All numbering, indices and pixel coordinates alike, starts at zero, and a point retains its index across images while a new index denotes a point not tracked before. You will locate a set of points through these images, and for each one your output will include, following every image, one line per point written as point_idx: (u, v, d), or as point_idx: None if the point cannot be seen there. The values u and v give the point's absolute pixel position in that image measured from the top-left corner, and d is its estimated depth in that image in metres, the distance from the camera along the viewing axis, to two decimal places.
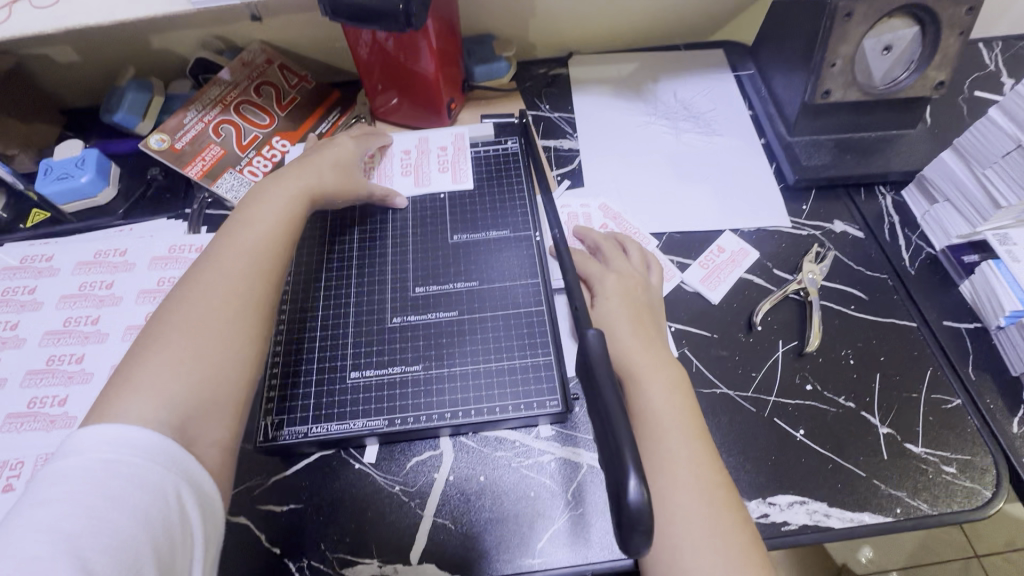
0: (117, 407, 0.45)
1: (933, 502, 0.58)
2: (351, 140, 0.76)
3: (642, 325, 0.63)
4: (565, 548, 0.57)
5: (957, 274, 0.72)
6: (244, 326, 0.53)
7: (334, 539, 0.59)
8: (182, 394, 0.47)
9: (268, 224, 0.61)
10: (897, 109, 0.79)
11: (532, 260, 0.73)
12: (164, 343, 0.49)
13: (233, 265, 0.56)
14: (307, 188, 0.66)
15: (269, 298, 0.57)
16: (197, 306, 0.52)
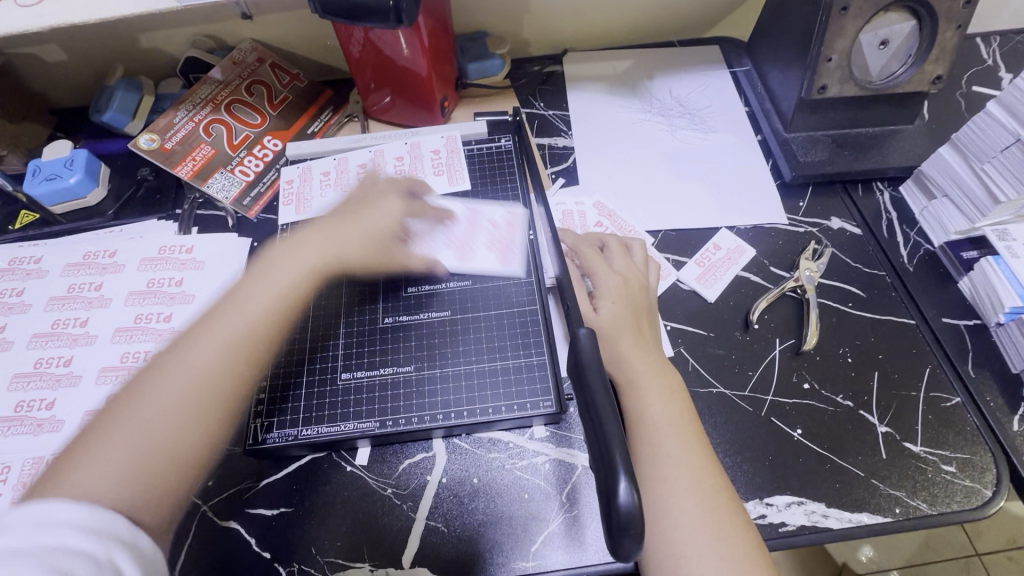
0: (71, 471, 0.45)
1: (933, 502, 0.58)
2: (393, 197, 0.69)
3: (639, 325, 0.62)
4: (559, 550, 0.57)
5: (956, 271, 0.71)
6: (215, 409, 0.51)
7: (325, 542, 0.58)
8: (130, 475, 0.45)
9: (265, 297, 0.57)
10: (894, 104, 0.78)
11: (526, 257, 0.72)
12: (129, 418, 0.48)
13: (224, 335, 0.54)
14: (326, 254, 0.63)
15: (243, 383, 0.53)
16: (175, 376, 0.51)
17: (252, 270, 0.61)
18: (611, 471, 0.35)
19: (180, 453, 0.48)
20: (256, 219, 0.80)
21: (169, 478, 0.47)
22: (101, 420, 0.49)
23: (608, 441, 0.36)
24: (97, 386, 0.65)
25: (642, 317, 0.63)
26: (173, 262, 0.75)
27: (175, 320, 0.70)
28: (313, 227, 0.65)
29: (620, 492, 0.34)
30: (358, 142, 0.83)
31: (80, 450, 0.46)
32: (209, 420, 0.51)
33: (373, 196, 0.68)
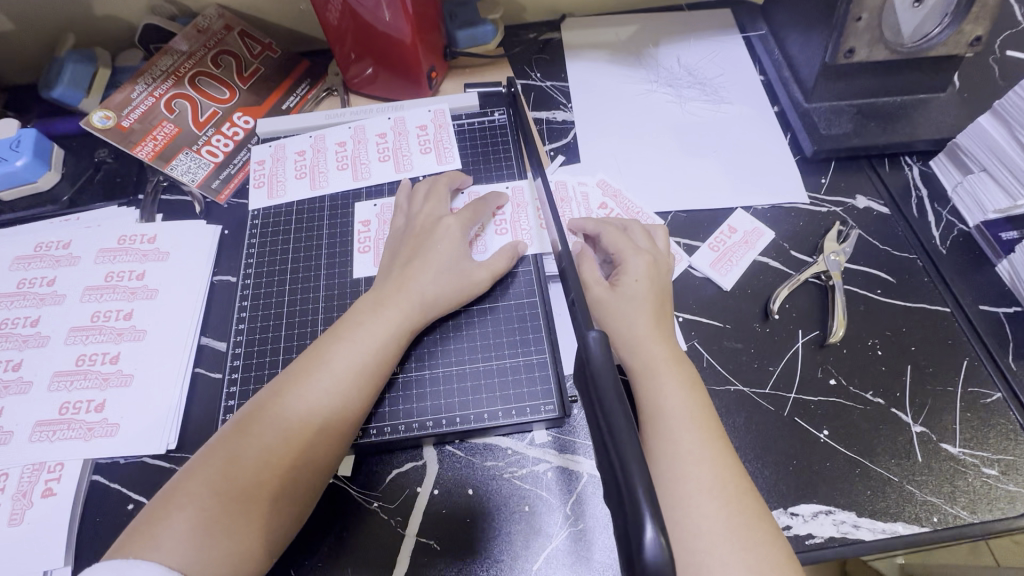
0: (160, 531, 0.43)
1: (974, 510, 0.52)
2: (455, 223, 0.62)
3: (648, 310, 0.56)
4: (564, 569, 0.51)
5: (993, 253, 0.65)
6: (297, 478, 0.48)
7: (303, 563, 0.52)
8: (215, 542, 0.43)
9: (364, 351, 0.54)
10: (927, 69, 0.71)
11: (529, 237, 0.66)
12: (215, 482, 0.46)
13: (314, 400, 0.50)
14: (419, 303, 0.57)
15: (328, 452, 0.50)
16: (262, 441, 0.48)
17: (349, 316, 0.57)
18: (631, 507, 0.28)
19: (267, 523, 0.46)
20: (227, 203, 0.73)
21: (257, 549, 0.45)
22: (190, 471, 0.47)
23: (626, 468, 0.29)
24: (50, 393, 0.59)
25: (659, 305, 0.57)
26: (134, 253, 0.68)
27: (136, 318, 0.64)
28: (398, 271, 0.59)
29: (644, 535, 0.27)
30: (335, 117, 0.75)
31: (170, 503, 0.45)
32: (293, 488, 0.48)
33: (433, 227, 0.62)
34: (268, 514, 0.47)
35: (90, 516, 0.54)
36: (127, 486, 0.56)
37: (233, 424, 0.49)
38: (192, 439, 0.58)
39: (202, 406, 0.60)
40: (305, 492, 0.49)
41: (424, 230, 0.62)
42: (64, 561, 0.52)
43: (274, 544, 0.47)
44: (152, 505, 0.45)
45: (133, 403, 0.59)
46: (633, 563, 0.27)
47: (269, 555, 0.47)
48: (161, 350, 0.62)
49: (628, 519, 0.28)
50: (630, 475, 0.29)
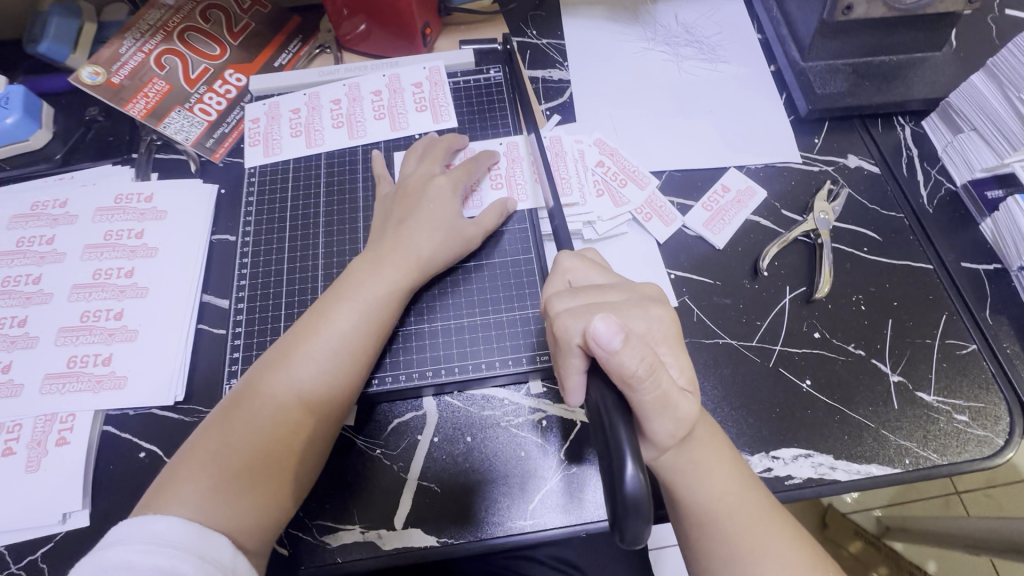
0: (185, 486, 0.46)
1: (943, 452, 0.56)
2: (447, 181, 0.63)
3: (641, 322, 0.44)
4: (559, 508, 0.54)
5: (977, 212, 0.67)
6: (312, 433, 0.51)
7: (312, 506, 0.55)
8: (237, 494, 0.47)
9: (367, 309, 0.55)
10: (924, 27, 0.70)
11: (532, 190, 0.67)
12: (231, 441, 0.49)
13: (320, 359, 0.52)
14: (415, 259, 0.58)
15: (339, 407, 0.52)
16: (275, 399, 0.51)
17: (346, 276, 0.58)
18: (615, 453, 0.35)
19: (287, 473, 0.49)
20: (222, 162, 0.72)
21: (278, 499, 0.48)
22: (206, 431, 0.50)
23: (617, 435, 0.36)
24: (56, 348, 0.60)
25: (627, 312, 0.44)
26: (132, 212, 0.68)
27: (138, 275, 0.64)
28: (391, 232, 0.60)
29: (626, 474, 0.34)
30: (329, 74, 0.74)
31: (190, 461, 0.48)
32: (308, 442, 0.50)
33: (425, 185, 0.62)
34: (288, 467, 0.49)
35: (103, 464, 0.57)
36: (137, 435, 0.58)
37: (244, 384, 0.52)
38: (198, 392, 0.60)
39: (206, 360, 0.62)
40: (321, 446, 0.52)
41: (414, 189, 0.62)
42: (82, 504, 0.54)
43: (296, 493, 0.50)
44: (175, 463, 0.48)
45: (139, 357, 0.61)
46: (618, 500, 0.34)
47: (292, 504, 0.50)
48: (163, 306, 0.63)
49: (612, 463, 0.35)
50: (618, 435, 0.36)
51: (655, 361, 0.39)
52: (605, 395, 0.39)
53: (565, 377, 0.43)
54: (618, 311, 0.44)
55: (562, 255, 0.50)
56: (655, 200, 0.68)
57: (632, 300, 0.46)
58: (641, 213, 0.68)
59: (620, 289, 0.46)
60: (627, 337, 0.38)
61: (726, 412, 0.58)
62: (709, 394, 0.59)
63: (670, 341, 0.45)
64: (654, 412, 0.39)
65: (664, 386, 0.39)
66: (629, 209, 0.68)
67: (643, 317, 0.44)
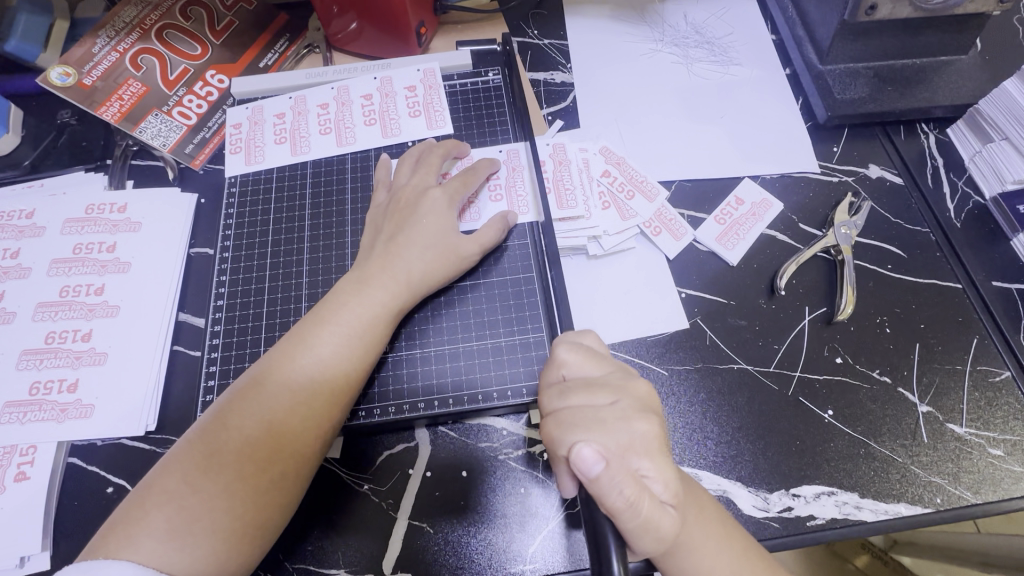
0: (140, 529, 0.42)
1: (977, 490, 0.52)
2: (442, 194, 0.58)
3: (623, 436, 0.40)
4: (562, 552, 0.50)
5: (1008, 226, 0.63)
6: (284, 470, 0.46)
7: (293, 548, 0.51)
8: (197, 539, 0.42)
9: (349, 333, 0.50)
10: (950, 28, 0.66)
11: (533, 202, 0.62)
12: (193, 479, 0.44)
13: (296, 389, 0.48)
14: (406, 280, 0.54)
15: (314, 442, 0.47)
16: (243, 432, 0.46)
17: (330, 297, 0.53)
18: (603, 552, 0.34)
19: (253, 516, 0.44)
20: (202, 169, 0.68)
21: (242, 545, 0.43)
22: (168, 465, 0.45)
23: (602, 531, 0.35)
24: (18, 373, 0.56)
25: (612, 423, 0.40)
26: (104, 224, 0.63)
27: (109, 293, 0.60)
28: (382, 249, 0.55)
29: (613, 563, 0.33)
30: (316, 77, 0.70)
31: (148, 500, 0.43)
32: (278, 482, 0.45)
33: (419, 198, 0.58)
34: (255, 509, 0.44)
35: (67, 500, 0.52)
36: (105, 468, 0.53)
37: (212, 413, 0.47)
38: (171, 421, 0.56)
39: (181, 385, 0.57)
40: (293, 486, 0.46)
41: (408, 203, 0.58)
42: (42, 546, 0.50)
43: (263, 538, 0.45)
44: (132, 501, 0.44)
45: (108, 382, 0.56)
46: None
47: (257, 549, 0.45)
48: (135, 327, 0.59)
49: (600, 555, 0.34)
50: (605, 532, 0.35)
51: (635, 489, 0.37)
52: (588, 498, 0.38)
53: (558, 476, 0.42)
54: (601, 424, 0.40)
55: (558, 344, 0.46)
56: (665, 213, 0.64)
57: (618, 406, 0.42)
58: (649, 226, 0.63)
59: (607, 391, 0.43)
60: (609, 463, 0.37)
61: (742, 445, 0.54)
62: (723, 425, 0.54)
63: (652, 453, 0.40)
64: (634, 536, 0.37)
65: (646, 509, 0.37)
66: (637, 222, 0.63)
67: (627, 430, 0.40)
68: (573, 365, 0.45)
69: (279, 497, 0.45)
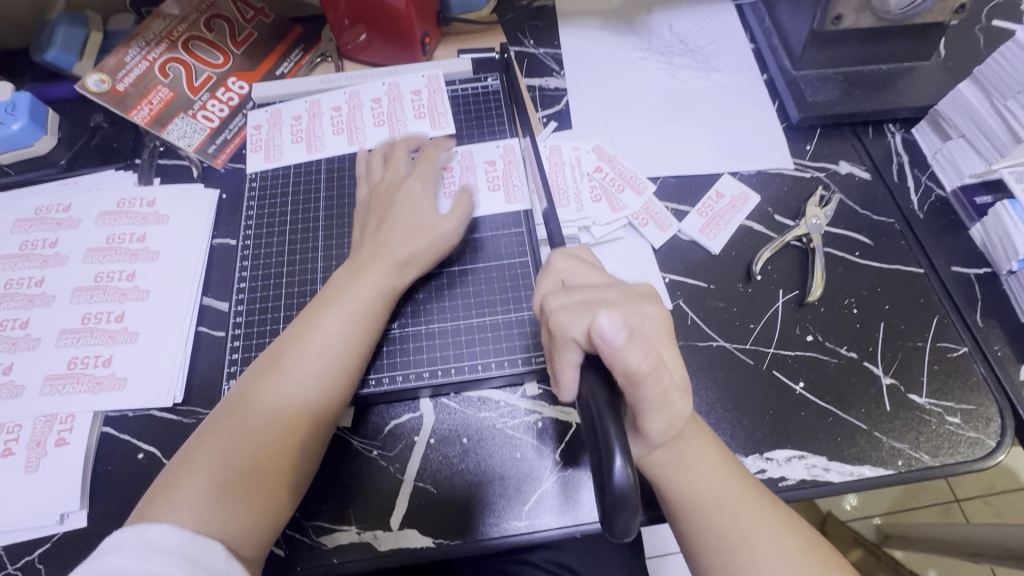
0: (176, 493, 0.46)
1: (935, 453, 0.56)
2: (416, 180, 0.64)
3: (634, 316, 0.43)
4: (555, 509, 0.55)
5: (967, 217, 0.68)
6: (304, 437, 0.51)
7: (309, 507, 0.55)
8: (232, 501, 0.47)
9: (355, 316, 0.56)
10: (912, 36, 0.72)
11: (528, 188, 0.69)
12: (221, 449, 0.49)
13: (308, 366, 0.53)
14: (394, 264, 0.59)
15: (328, 414, 0.53)
16: (265, 406, 0.51)
17: (331, 283, 0.58)
18: (607, 451, 0.35)
19: (279, 479, 0.49)
20: (224, 167, 0.74)
21: (271, 505, 0.49)
22: (198, 439, 0.50)
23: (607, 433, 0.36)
24: (57, 350, 0.61)
25: (621, 306, 0.43)
26: (134, 217, 0.69)
27: (138, 279, 0.65)
28: (371, 237, 0.61)
29: (614, 469, 0.34)
30: (329, 82, 0.76)
31: (183, 468, 0.48)
32: (299, 448, 0.51)
33: (398, 187, 0.63)
34: (280, 473, 0.50)
35: (102, 464, 0.57)
36: (136, 436, 0.58)
37: (235, 392, 0.52)
38: (197, 393, 0.61)
39: (205, 363, 0.62)
40: (312, 454, 0.52)
41: (390, 192, 0.63)
42: (80, 504, 0.54)
43: (289, 498, 0.50)
44: (167, 472, 0.49)
45: (139, 358, 0.61)
46: (607, 493, 0.34)
47: (284, 509, 0.50)
48: (164, 309, 0.64)
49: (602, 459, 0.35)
50: (608, 429, 0.36)
51: (656, 357, 0.39)
52: (597, 393, 0.39)
53: (559, 370, 0.43)
54: (614, 304, 0.43)
55: (555, 256, 0.50)
56: (651, 206, 0.69)
57: (626, 296, 0.45)
58: (637, 218, 0.68)
59: (615, 288, 0.46)
60: (631, 334, 0.38)
61: (720, 414, 0.58)
62: (703, 396, 0.59)
63: (660, 336, 0.44)
64: (650, 409, 0.40)
65: (664, 382, 0.40)
66: (627, 214, 0.68)
67: (636, 313, 0.43)
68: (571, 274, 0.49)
69: (300, 462, 0.51)
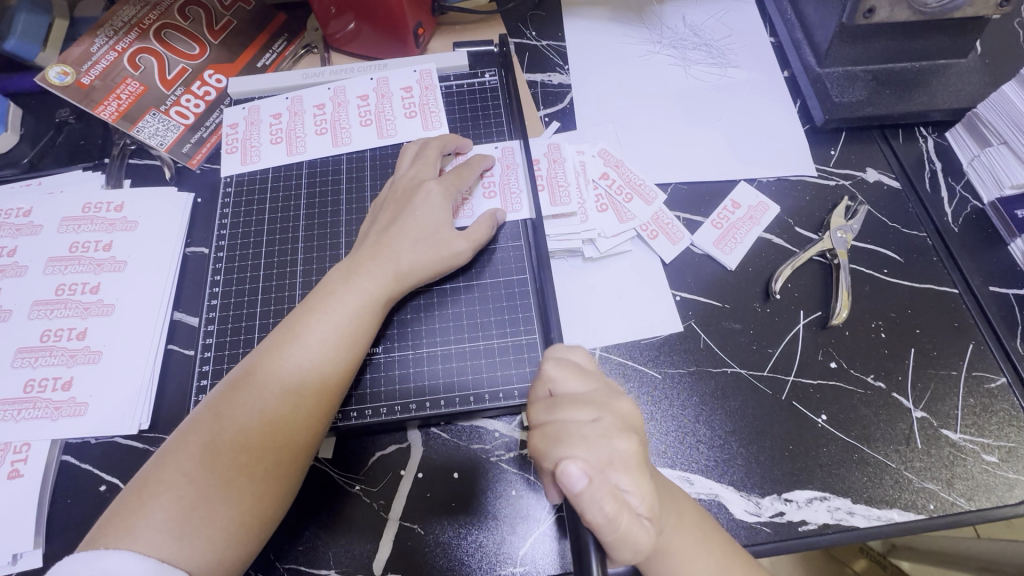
0: (135, 520, 0.42)
1: (970, 497, 0.51)
2: (438, 187, 0.58)
3: (605, 452, 0.40)
4: (552, 554, 0.50)
5: (1006, 232, 0.62)
6: (279, 459, 0.46)
7: (284, 548, 0.51)
8: (196, 529, 0.42)
9: (341, 323, 0.50)
10: (950, 31, 0.66)
11: (530, 191, 0.63)
12: (186, 472, 0.44)
13: (288, 380, 0.47)
14: (393, 270, 0.53)
15: (307, 432, 0.47)
16: (237, 423, 0.46)
17: (320, 288, 0.53)
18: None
19: (252, 507, 0.44)
20: (199, 168, 0.68)
21: (242, 537, 0.43)
22: (163, 458, 0.45)
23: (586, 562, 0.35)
24: (13, 370, 0.56)
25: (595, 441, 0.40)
26: (100, 223, 0.63)
27: (104, 291, 0.60)
28: (375, 238, 0.56)
29: None
30: (313, 77, 0.70)
31: (145, 492, 0.43)
32: (274, 472, 0.45)
33: (415, 189, 0.58)
34: (252, 499, 0.44)
35: (60, 498, 0.52)
36: (98, 467, 0.54)
37: (206, 405, 0.47)
38: (164, 419, 0.56)
39: (174, 385, 0.57)
40: (290, 477, 0.47)
41: (405, 193, 0.58)
42: (34, 543, 0.50)
43: (263, 528, 0.45)
44: (129, 493, 0.44)
45: (102, 381, 0.56)
46: None
47: (255, 542, 0.45)
48: (131, 325, 0.59)
49: None
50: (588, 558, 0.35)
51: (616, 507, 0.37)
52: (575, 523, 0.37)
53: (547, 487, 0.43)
54: (585, 440, 0.40)
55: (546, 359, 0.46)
56: (662, 216, 0.64)
57: (601, 425, 0.41)
58: (646, 230, 0.63)
59: (592, 407, 0.42)
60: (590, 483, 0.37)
61: (735, 449, 0.53)
62: (716, 429, 0.54)
63: (631, 469, 0.40)
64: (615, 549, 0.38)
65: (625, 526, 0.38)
66: (634, 225, 0.63)
67: (608, 448, 0.40)
68: (559, 381, 0.45)
69: (276, 488, 0.45)
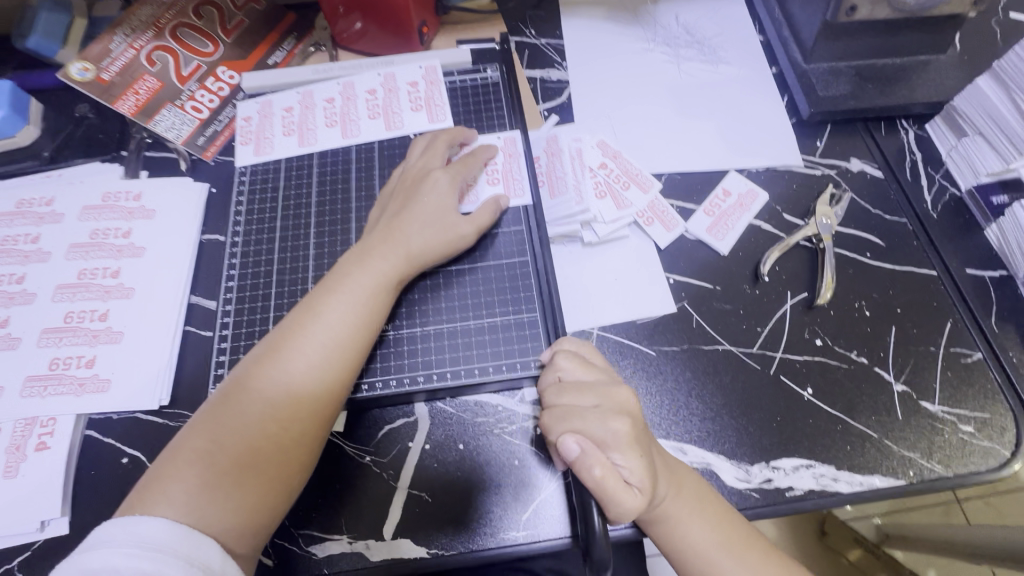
0: (170, 483, 0.45)
1: (948, 464, 0.54)
2: (445, 175, 0.61)
3: (599, 431, 0.47)
4: (553, 519, 0.53)
5: (982, 217, 0.66)
6: (301, 429, 0.48)
7: (300, 516, 0.53)
8: (226, 491, 0.45)
9: (357, 302, 0.53)
10: (929, 29, 0.69)
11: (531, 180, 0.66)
12: (216, 440, 0.47)
13: (309, 354, 0.50)
14: (405, 252, 0.57)
15: (326, 404, 0.50)
16: (262, 395, 0.49)
17: (336, 269, 0.56)
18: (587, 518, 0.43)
19: (276, 472, 0.47)
20: (213, 160, 0.71)
21: (268, 501, 0.47)
22: (195, 427, 0.48)
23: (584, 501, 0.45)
24: (39, 350, 0.59)
25: (591, 421, 0.48)
26: (120, 211, 0.66)
27: (124, 276, 0.63)
28: (385, 223, 0.59)
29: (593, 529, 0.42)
30: (323, 72, 0.73)
31: (178, 458, 0.46)
32: (296, 441, 0.48)
33: (424, 177, 0.61)
34: (276, 466, 0.47)
35: (84, 469, 0.55)
36: (121, 440, 0.56)
37: (233, 379, 0.50)
38: (183, 396, 0.58)
39: (192, 364, 0.60)
40: (312, 446, 0.49)
41: (414, 181, 0.61)
42: (61, 511, 0.52)
43: (286, 492, 0.48)
44: (163, 460, 0.47)
45: (124, 359, 0.59)
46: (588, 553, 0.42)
47: (280, 505, 0.48)
48: (151, 307, 0.62)
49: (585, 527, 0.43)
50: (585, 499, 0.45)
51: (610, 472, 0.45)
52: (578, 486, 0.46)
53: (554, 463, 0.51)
54: (583, 421, 0.48)
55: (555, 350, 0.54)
56: (657, 204, 0.67)
57: (598, 407, 0.49)
58: (642, 217, 0.66)
59: (592, 394, 0.50)
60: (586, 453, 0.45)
61: (726, 421, 0.56)
62: (708, 403, 0.57)
63: (625, 447, 0.46)
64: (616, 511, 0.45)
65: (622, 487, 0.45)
66: (632, 212, 0.66)
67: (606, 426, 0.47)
68: (565, 368, 0.52)
69: (299, 455, 0.48)
